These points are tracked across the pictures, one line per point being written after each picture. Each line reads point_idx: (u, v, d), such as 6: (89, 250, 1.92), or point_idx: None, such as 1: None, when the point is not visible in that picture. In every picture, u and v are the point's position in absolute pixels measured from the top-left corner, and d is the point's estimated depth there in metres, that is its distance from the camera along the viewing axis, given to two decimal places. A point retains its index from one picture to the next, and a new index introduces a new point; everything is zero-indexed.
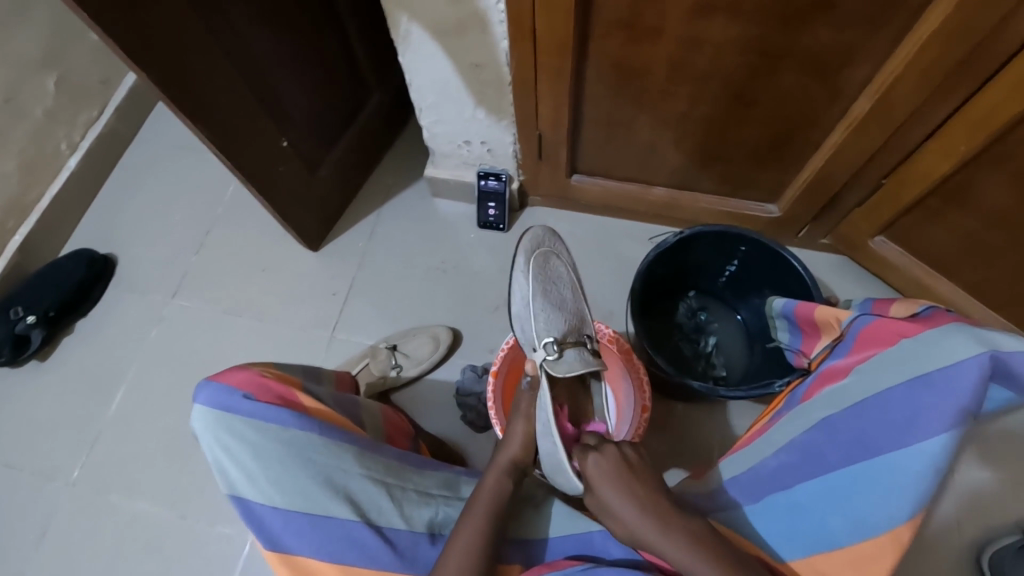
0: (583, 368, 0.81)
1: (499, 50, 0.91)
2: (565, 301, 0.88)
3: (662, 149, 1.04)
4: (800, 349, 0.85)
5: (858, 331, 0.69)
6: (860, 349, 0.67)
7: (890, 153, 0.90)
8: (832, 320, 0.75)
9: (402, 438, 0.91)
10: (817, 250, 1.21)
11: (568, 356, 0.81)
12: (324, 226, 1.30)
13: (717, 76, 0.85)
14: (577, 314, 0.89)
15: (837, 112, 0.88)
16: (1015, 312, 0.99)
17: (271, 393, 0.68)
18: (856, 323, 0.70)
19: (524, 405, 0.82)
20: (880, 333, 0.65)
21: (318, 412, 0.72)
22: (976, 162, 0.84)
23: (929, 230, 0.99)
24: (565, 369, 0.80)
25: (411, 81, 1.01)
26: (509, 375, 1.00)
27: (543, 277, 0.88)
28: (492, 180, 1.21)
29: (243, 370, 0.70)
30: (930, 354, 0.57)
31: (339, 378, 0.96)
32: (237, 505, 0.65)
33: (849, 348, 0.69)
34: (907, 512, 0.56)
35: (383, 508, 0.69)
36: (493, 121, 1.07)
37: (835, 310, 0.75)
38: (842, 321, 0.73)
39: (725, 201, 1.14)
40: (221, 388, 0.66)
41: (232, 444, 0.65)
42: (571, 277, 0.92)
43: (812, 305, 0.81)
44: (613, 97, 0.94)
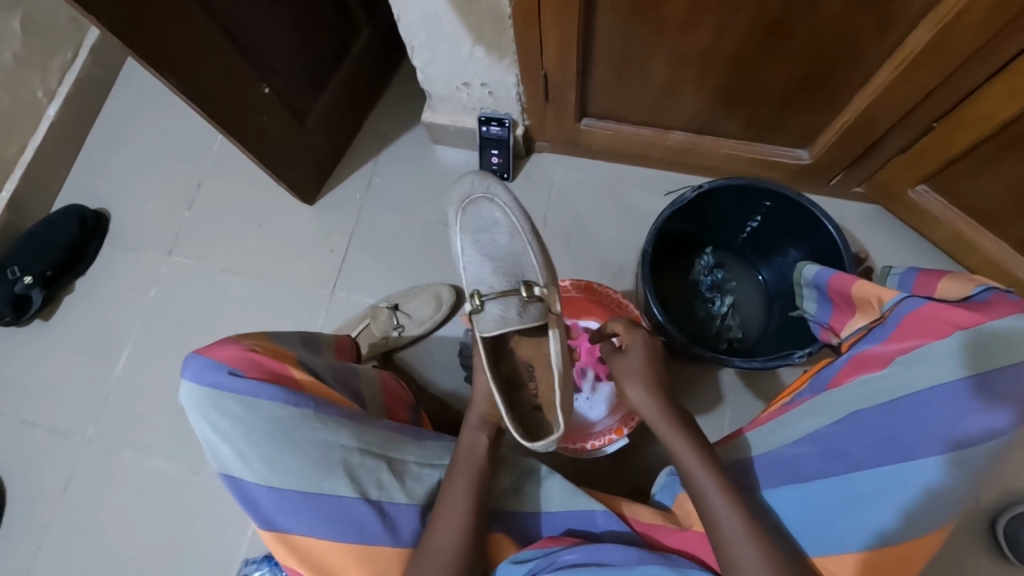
0: (504, 326, 0.73)
1: None
2: (499, 248, 0.78)
3: (683, 89, 0.93)
4: (828, 324, 0.78)
5: (900, 317, 0.63)
6: (902, 339, 0.62)
7: (944, 94, 0.79)
8: (873, 299, 0.67)
9: (403, 408, 0.89)
10: (847, 199, 1.11)
11: (490, 310, 0.73)
12: (319, 178, 1.23)
13: (749, 6, 0.73)
14: (512, 259, 0.78)
15: (886, 47, 0.76)
16: None
17: (262, 368, 0.66)
18: (899, 307, 0.63)
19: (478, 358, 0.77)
20: (926, 323, 0.60)
21: (311, 386, 0.69)
22: None
23: (980, 181, 0.88)
24: (485, 327, 0.73)
25: (398, 16, 0.89)
26: None
27: (469, 228, 0.79)
28: (494, 126, 1.12)
29: (232, 345, 0.67)
30: (981, 351, 0.56)
31: (337, 342, 0.93)
32: (232, 485, 0.64)
33: (887, 334, 0.64)
34: (929, 516, 0.58)
35: (384, 484, 0.68)
36: (492, 61, 0.95)
37: (876, 289, 0.67)
38: (884, 303, 0.65)
39: (749, 146, 1.03)
40: (205, 364, 0.64)
41: (222, 422, 0.62)
42: (510, 220, 0.78)
43: (850, 278, 0.72)
44: (628, 30, 0.83)
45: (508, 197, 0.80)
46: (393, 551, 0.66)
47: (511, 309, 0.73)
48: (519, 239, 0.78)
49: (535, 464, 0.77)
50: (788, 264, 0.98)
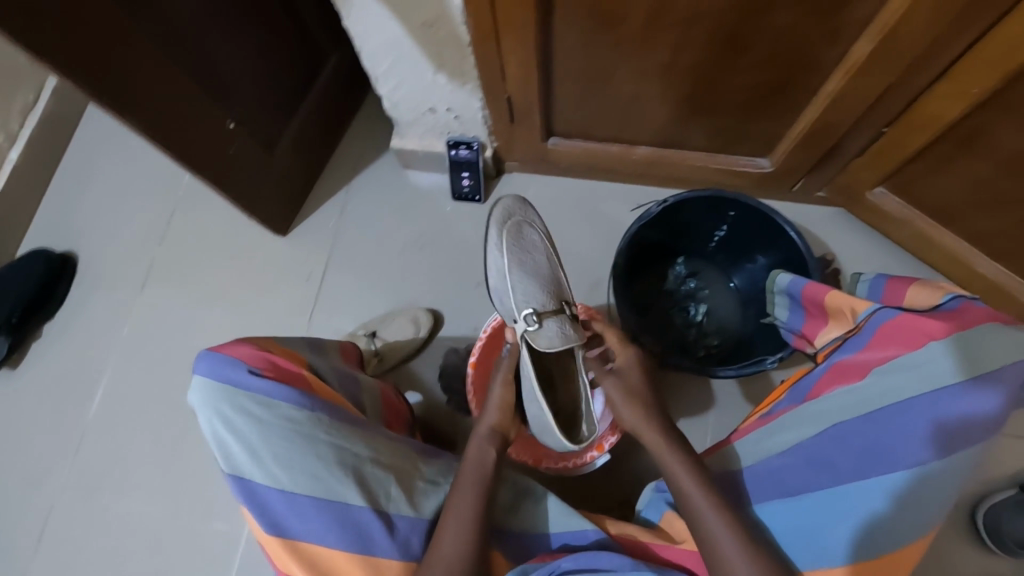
0: (564, 343, 0.79)
1: (453, 6, 0.79)
2: (541, 270, 0.83)
3: (645, 105, 0.95)
4: (801, 332, 0.85)
5: (875, 326, 0.69)
6: (878, 348, 0.67)
7: (893, 100, 0.82)
8: (846, 310, 0.76)
9: (399, 422, 0.89)
10: (812, 203, 1.14)
11: (548, 326, 0.79)
12: (291, 207, 1.22)
13: (701, 22, 0.75)
14: (553, 281, 0.84)
15: (834, 57, 0.78)
16: (1018, 265, 0.93)
17: (278, 369, 0.66)
18: (876, 316, 0.69)
19: (503, 371, 0.83)
20: (900, 332, 0.66)
21: (323, 391, 0.70)
22: (987, 107, 0.76)
23: (934, 181, 0.91)
24: (545, 343, 0.78)
25: (361, 46, 0.90)
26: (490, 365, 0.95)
27: (514, 250, 0.82)
28: (463, 149, 1.13)
29: (248, 346, 0.67)
30: (958, 361, 0.61)
31: (343, 349, 0.91)
32: (239, 487, 0.62)
33: (864, 342, 0.69)
34: (912, 525, 0.61)
35: (392, 493, 0.68)
36: (456, 86, 0.97)
37: (850, 300, 0.75)
38: (859, 313, 0.73)
39: (714, 157, 1.06)
40: (222, 359, 0.63)
41: (237, 420, 0.62)
42: (546, 246, 0.86)
43: (825, 287, 0.79)
44: (587, 50, 0.85)
45: (542, 226, 0.88)
46: (398, 563, 0.66)
47: (566, 326, 0.80)
48: (553, 261, 0.86)
49: (534, 485, 0.78)
50: (757, 271, 1.01)
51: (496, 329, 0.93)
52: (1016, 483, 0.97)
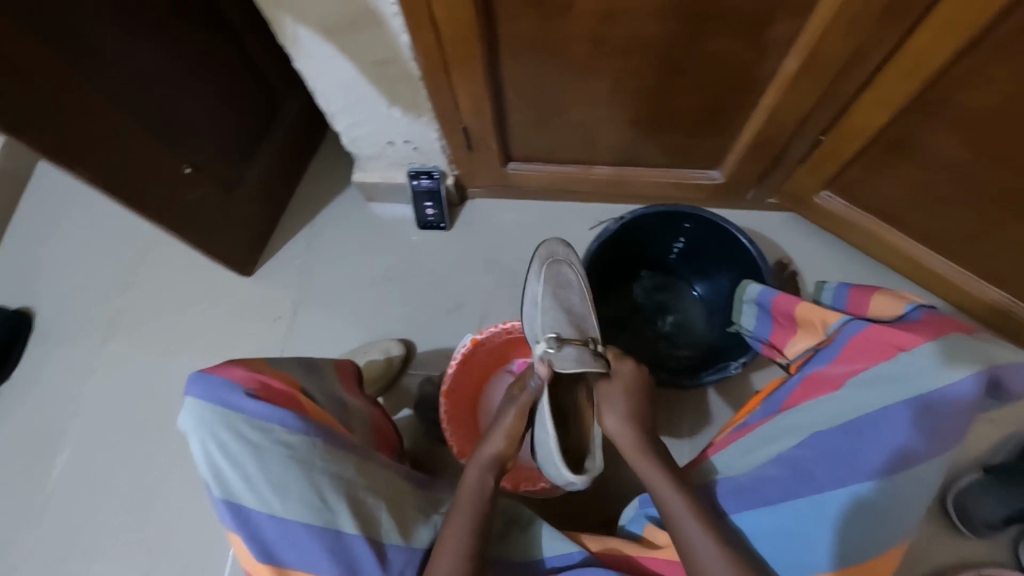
0: (580, 368, 0.77)
1: (401, 44, 0.81)
2: (573, 305, 0.84)
3: (596, 127, 0.99)
4: (769, 341, 0.87)
5: (844, 339, 0.72)
6: (848, 360, 0.70)
7: (826, 110, 0.87)
8: (817, 320, 0.78)
9: (391, 448, 0.85)
10: (765, 209, 1.18)
11: (567, 350, 0.78)
12: (255, 248, 1.21)
13: (639, 48, 0.79)
14: (586, 317, 0.84)
15: (767, 73, 0.83)
16: (959, 256, 0.98)
17: (274, 393, 0.65)
18: (846, 329, 0.73)
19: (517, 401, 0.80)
20: (870, 343, 0.69)
21: (318, 415, 0.68)
22: (911, 112, 0.81)
23: (873, 182, 0.96)
24: (561, 364, 0.77)
25: (314, 86, 0.91)
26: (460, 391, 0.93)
27: (549, 282, 0.85)
28: (424, 178, 1.15)
29: (242, 369, 0.65)
30: (923, 371, 0.63)
31: (340, 367, 0.84)
32: (230, 515, 0.59)
33: (835, 355, 0.72)
34: (886, 535, 0.62)
35: (384, 520, 0.67)
36: (412, 119, 0.98)
37: (821, 311, 0.77)
38: (829, 326, 0.75)
39: (668, 172, 1.09)
40: (218, 381, 0.61)
41: (231, 445, 0.59)
42: (583, 285, 0.87)
43: (794, 298, 0.82)
44: (534, 79, 0.88)
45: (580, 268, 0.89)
46: None
47: (587, 352, 0.79)
48: (588, 302, 0.86)
49: (520, 512, 0.79)
50: (719, 279, 1.03)
51: (466, 352, 0.91)
52: (981, 465, 1.00)
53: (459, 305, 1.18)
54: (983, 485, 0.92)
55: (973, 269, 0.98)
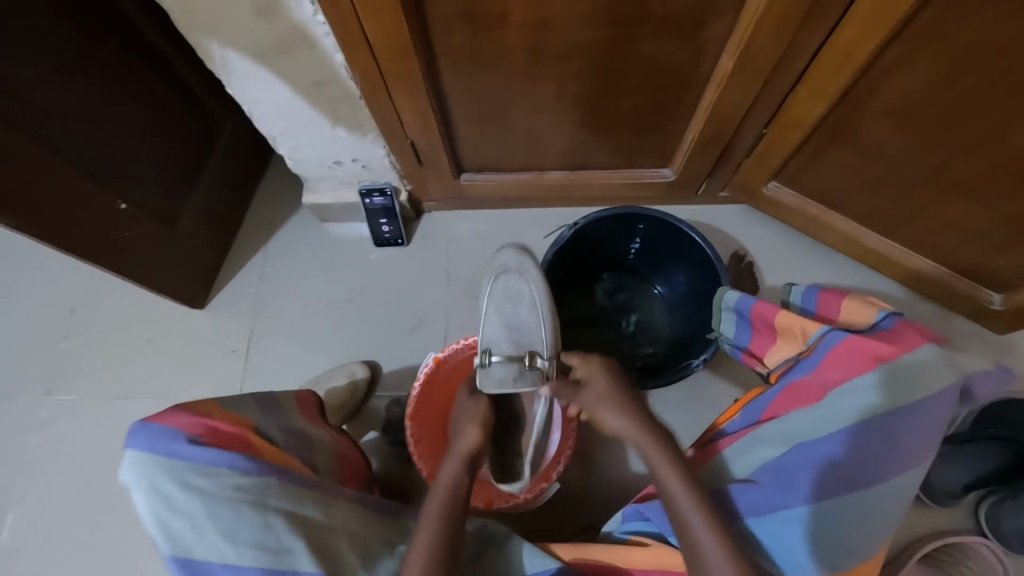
0: (502, 388, 0.81)
1: (336, 64, 0.79)
2: (518, 320, 0.84)
3: (545, 133, 0.98)
4: (749, 349, 0.85)
5: (826, 349, 0.71)
6: (829, 369, 0.70)
7: (764, 104, 0.88)
8: (796, 330, 0.77)
9: (358, 480, 0.80)
10: (719, 203, 1.20)
11: (496, 369, 0.82)
12: (207, 278, 1.17)
13: (577, 54, 0.79)
14: (530, 333, 0.83)
15: (705, 72, 0.84)
16: (902, 237, 1.01)
17: (223, 437, 0.61)
18: (825, 340, 0.72)
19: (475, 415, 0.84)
20: (850, 353, 0.69)
21: (273, 454, 0.65)
22: (845, 102, 0.83)
23: (817, 171, 0.98)
24: (489, 383, 0.82)
25: (250, 110, 0.88)
26: (424, 414, 0.90)
27: (497, 298, 0.86)
28: (377, 196, 1.12)
29: (189, 413, 0.61)
30: (909, 384, 0.65)
31: (301, 400, 0.80)
32: (179, 567, 0.57)
33: (816, 365, 0.72)
34: (871, 541, 0.64)
35: (346, 558, 0.64)
36: (357, 138, 0.96)
37: (801, 320, 0.76)
38: (810, 336, 0.75)
39: (620, 172, 1.10)
40: (161, 431, 0.58)
41: (176, 495, 0.57)
42: (536, 299, 0.83)
43: (773, 307, 0.80)
44: (477, 90, 0.87)
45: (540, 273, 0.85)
46: None
47: (517, 373, 0.81)
48: (539, 315, 0.83)
49: (498, 531, 0.78)
50: (677, 278, 1.04)
51: (430, 372, 0.89)
52: None
53: (423, 322, 1.16)
54: (942, 457, 0.95)
55: (916, 248, 1.01)
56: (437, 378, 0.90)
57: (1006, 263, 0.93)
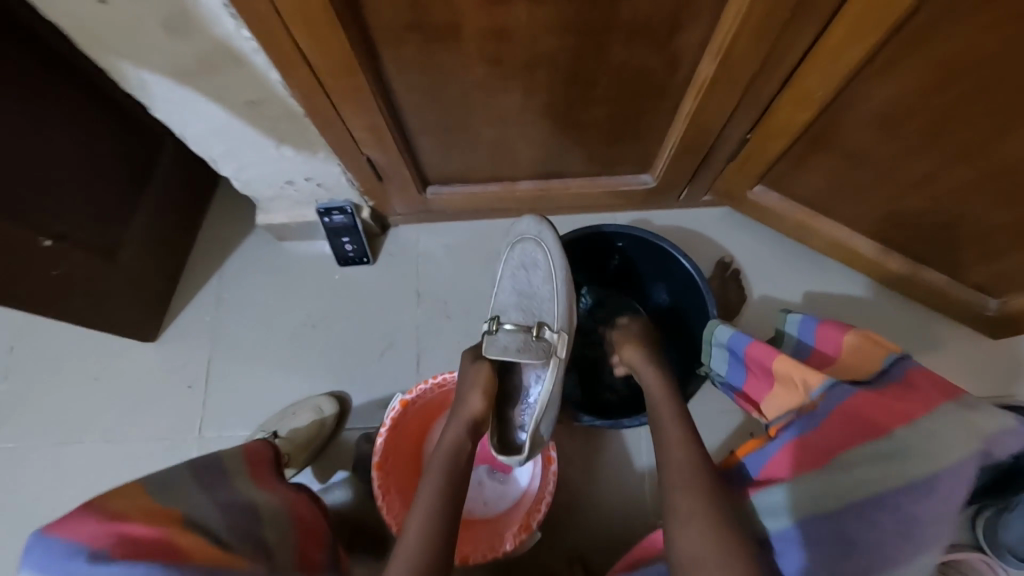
0: (509, 354, 0.73)
1: (269, 82, 0.70)
2: (532, 289, 0.79)
3: (513, 144, 0.91)
4: (744, 392, 0.77)
5: (834, 405, 0.60)
6: (830, 431, 0.59)
7: (747, 109, 0.81)
8: (795, 376, 0.66)
9: (316, 547, 0.69)
10: (701, 206, 1.14)
11: (503, 335, 0.75)
12: (156, 309, 1.08)
13: (542, 63, 0.71)
14: (545, 301, 0.78)
15: (683, 78, 0.77)
16: (893, 242, 0.96)
17: (134, 544, 0.50)
18: (828, 398, 0.61)
19: (481, 377, 0.73)
20: (854, 416, 0.58)
21: (206, 552, 0.53)
22: (833, 108, 0.76)
23: (803, 177, 0.92)
24: (494, 347, 0.74)
25: (180, 131, 0.79)
26: (391, 461, 0.82)
27: (512, 264, 0.83)
28: (336, 215, 1.04)
29: (98, 517, 0.52)
30: (933, 447, 0.54)
31: (252, 456, 0.76)
32: None
33: (816, 424, 0.60)
34: None
35: None
36: (306, 156, 0.87)
37: (801, 368, 0.65)
38: (813, 388, 0.63)
39: (597, 181, 1.03)
40: (60, 546, 0.49)
41: None
42: (553, 266, 0.79)
43: (773, 350, 0.70)
44: (434, 103, 0.79)
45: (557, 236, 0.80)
46: None
47: (527, 334, 0.74)
48: (554, 283, 0.78)
49: None
50: (660, 299, 0.97)
51: (396, 417, 0.82)
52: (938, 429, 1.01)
53: (392, 346, 1.08)
54: None
55: (908, 253, 0.96)
56: (403, 422, 0.83)
57: (998, 269, 0.89)
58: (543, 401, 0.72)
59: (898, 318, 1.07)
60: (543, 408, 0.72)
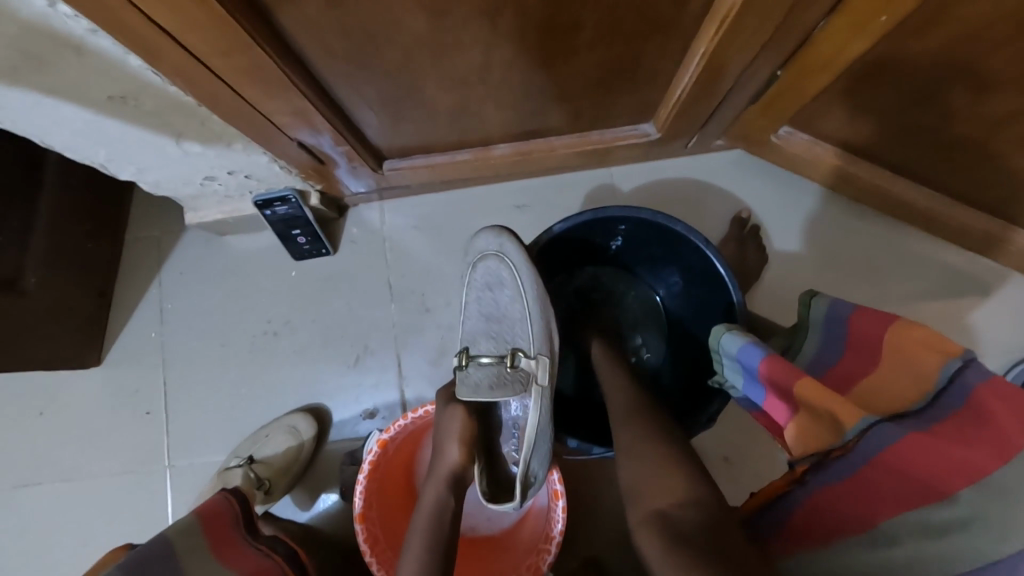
0: (482, 394, 0.63)
1: (133, 69, 0.51)
2: (503, 310, 0.67)
3: (479, 107, 0.72)
4: (764, 412, 0.60)
5: (873, 456, 0.46)
6: (872, 490, 0.46)
7: (781, 40, 0.62)
8: (821, 410, 0.50)
9: None
10: (711, 151, 0.96)
11: (476, 372, 0.65)
12: (91, 332, 0.94)
13: (506, 8, 0.52)
14: (518, 323, 0.65)
15: (698, 8, 0.57)
16: (946, 186, 0.80)
17: None
18: (863, 445, 0.47)
19: (455, 425, 0.66)
20: (902, 471, 0.44)
21: None
22: (898, 35, 0.57)
23: (844, 116, 0.74)
24: (467, 388, 0.65)
25: (43, 138, 0.61)
26: (379, 503, 0.73)
27: (478, 286, 0.71)
28: (278, 206, 0.86)
29: None
30: (1014, 513, 0.39)
31: (207, 513, 0.76)
32: None
33: (852, 477, 0.47)
34: None
35: None
36: (219, 149, 0.69)
37: (826, 398, 0.50)
38: (845, 428, 0.48)
39: (588, 138, 0.85)
40: None
41: None
42: (519, 279, 0.65)
43: (795, 371, 0.54)
44: (369, 70, 0.59)
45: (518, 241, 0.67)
46: None
47: (500, 368, 0.64)
48: (521, 298, 0.65)
49: None
50: (675, 284, 0.83)
51: (377, 457, 0.71)
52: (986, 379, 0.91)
53: (368, 349, 0.96)
54: None
55: (962, 197, 0.81)
56: (385, 460, 0.73)
57: None
58: (532, 431, 0.61)
59: (939, 266, 0.94)
60: (533, 439, 0.61)
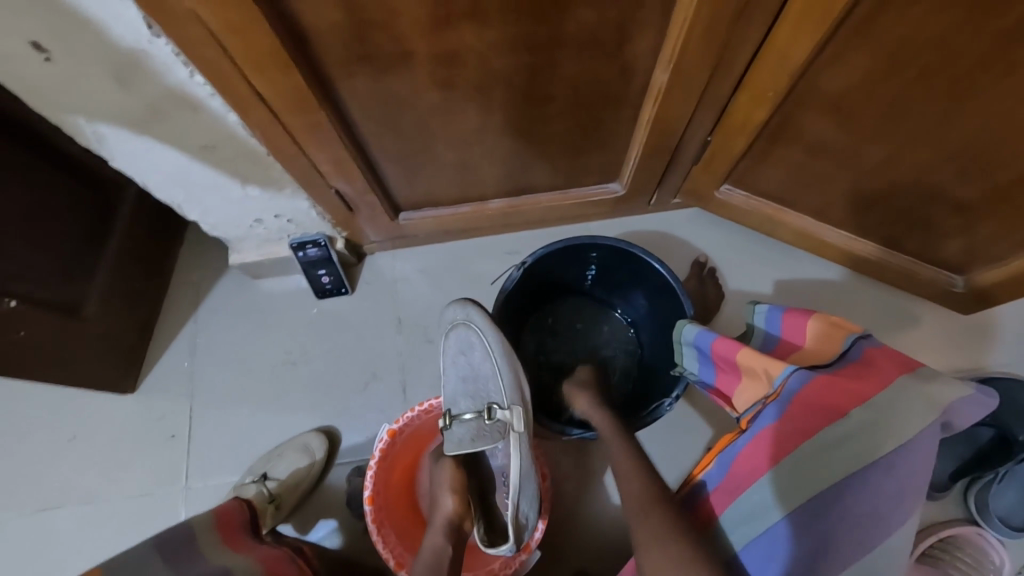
0: (467, 448, 0.76)
1: (229, 124, 0.70)
2: (478, 369, 0.79)
3: (478, 165, 0.91)
4: (716, 388, 0.74)
5: (793, 394, 0.57)
6: (795, 420, 0.56)
7: (705, 111, 0.83)
8: (758, 369, 0.64)
9: None
10: (670, 209, 1.15)
11: (457, 432, 0.78)
12: (131, 362, 1.06)
13: (498, 84, 0.72)
14: (492, 379, 0.78)
15: (638, 87, 0.78)
16: (860, 228, 0.98)
17: None
18: (789, 386, 0.58)
19: (447, 479, 0.77)
20: (820, 399, 0.56)
21: None
22: (788, 103, 0.78)
23: (766, 173, 0.94)
24: (453, 445, 0.78)
25: (144, 180, 0.80)
26: (392, 488, 0.85)
27: (453, 351, 0.83)
28: (310, 248, 1.02)
29: None
30: (892, 421, 0.52)
31: (222, 516, 0.79)
32: None
33: (779, 413, 0.57)
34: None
35: None
36: (273, 194, 0.87)
37: (762, 360, 0.63)
38: (774, 377, 0.61)
39: (566, 193, 1.04)
40: None
41: None
42: (490, 345, 0.78)
43: (737, 343, 0.68)
44: (395, 130, 0.79)
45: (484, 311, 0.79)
46: None
47: (477, 424, 0.76)
48: (493, 363, 0.78)
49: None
50: (641, 304, 0.98)
51: (387, 446, 0.84)
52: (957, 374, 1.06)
53: (376, 376, 1.08)
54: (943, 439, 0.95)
55: (873, 238, 0.99)
56: (394, 452, 0.86)
57: (963, 244, 0.91)
58: (516, 475, 0.72)
59: (870, 301, 1.10)
60: (518, 483, 0.72)
